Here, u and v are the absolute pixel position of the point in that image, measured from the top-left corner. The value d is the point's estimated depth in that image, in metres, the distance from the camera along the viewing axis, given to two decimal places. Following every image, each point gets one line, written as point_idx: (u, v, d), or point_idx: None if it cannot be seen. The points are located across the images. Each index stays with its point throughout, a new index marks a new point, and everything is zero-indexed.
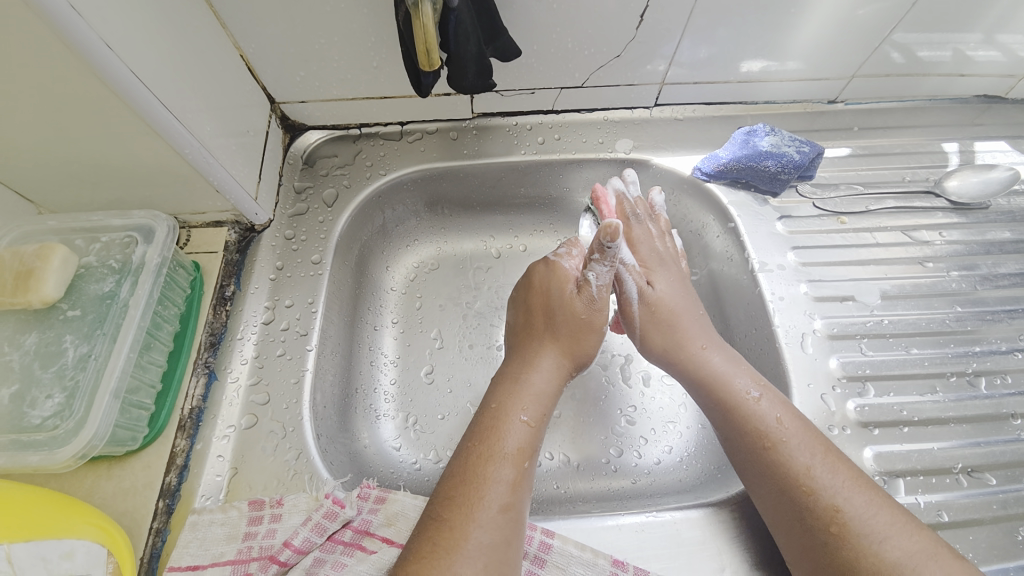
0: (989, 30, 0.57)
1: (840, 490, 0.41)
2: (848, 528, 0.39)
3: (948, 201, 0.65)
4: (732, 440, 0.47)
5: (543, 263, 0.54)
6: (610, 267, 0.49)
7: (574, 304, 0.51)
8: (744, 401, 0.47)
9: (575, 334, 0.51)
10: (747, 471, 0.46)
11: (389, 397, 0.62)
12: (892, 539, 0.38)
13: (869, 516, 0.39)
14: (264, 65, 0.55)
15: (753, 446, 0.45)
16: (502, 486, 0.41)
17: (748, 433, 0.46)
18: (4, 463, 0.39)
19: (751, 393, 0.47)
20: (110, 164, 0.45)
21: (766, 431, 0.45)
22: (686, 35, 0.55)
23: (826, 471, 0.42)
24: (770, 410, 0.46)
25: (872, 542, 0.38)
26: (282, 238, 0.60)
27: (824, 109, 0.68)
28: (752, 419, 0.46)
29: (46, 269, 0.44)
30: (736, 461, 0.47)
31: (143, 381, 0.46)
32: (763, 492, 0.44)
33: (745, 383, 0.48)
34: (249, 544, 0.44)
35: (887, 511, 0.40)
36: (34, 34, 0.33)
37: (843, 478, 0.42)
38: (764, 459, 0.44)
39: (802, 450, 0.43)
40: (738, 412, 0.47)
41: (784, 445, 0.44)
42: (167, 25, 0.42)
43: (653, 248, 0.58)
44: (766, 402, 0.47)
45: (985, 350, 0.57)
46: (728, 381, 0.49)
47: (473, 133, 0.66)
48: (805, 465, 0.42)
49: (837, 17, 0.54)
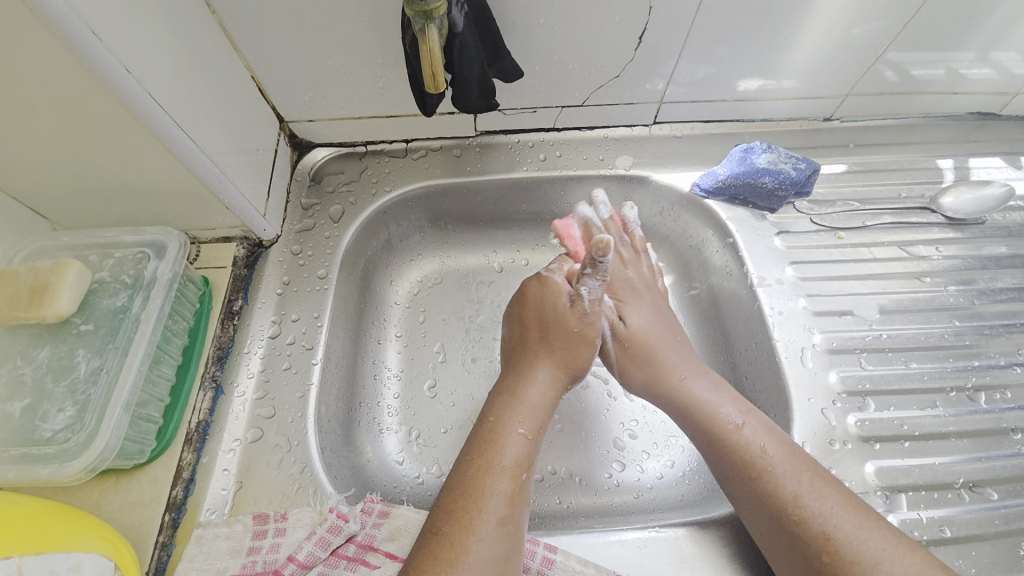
0: (982, 49, 0.58)
1: (829, 517, 0.41)
2: (840, 555, 0.40)
3: (945, 216, 0.66)
4: (721, 471, 0.48)
5: (536, 279, 0.56)
6: (602, 280, 0.49)
7: (567, 318, 0.51)
8: (727, 431, 0.48)
9: (569, 346, 0.52)
10: (738, 500, 0.46)
11: (392, 411, 0.62)
12: (885, 564, 0.38)
13: (861, 541, 0.40)
14: (274, 85, 0.56)
15: (742, 476, 0.46)
16: (499, 498, 0.41)
17: (734, 462, 0.46)
18: (16, 476, 0.39)
19: (734, 422, 0.48)
20: (124, 183, 0.46)
21: (752, 460, 0.45)
22: (684, 54, 0.57)
23: (814, 498, 0.42)
24: (754, 439, 0.46)
25: (866, 567, 0.38)
26: (289, 254, 0.61)
27: (821, 126, 0.69)
28: (738, 449, 0.46)
29: (60, 284, 0.45)
30: (728, 491, 0.47)
31: (152, 395, 0.47)
32: (755, 520, 0.45)
33: (727, 416, 0.48)
34: (253, 559, 0.44)
35: (878, 534, 0.40)
36: (55, 56, 0.34)
37: (832, 504, 0.42)
38: (752, 490, 0.45)
39: (789, 479, 0.44)
40: (723, 442, 0.47)
41: (770, 474, 0.44)
42: (182, 48, 0.44)
43: (626, 277, 0.58)
44: (749, 430, 0.47)
45: (984, 364, 0.58)
46: (712, 411, 0.49)
47: (477, 150, 0.68)
48: (792, 493, 0.43)
49: (832, 36, 0.55)
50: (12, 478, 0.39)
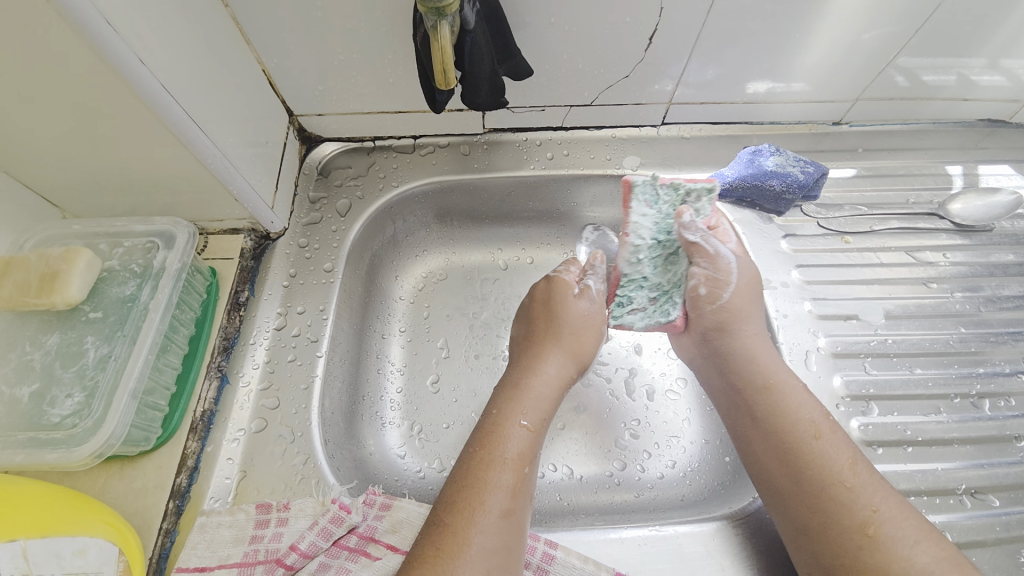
0: (993, 56, 0.58)
1: (875, 493, 0.42)
2: (883, 529, 0.40)
3: (952, 223, 0.65)
4: (765, 435, 0.47)
5: (543, 280, 0.56)
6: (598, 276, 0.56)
7: (576, 308, 0.54)
8: (795, 392, 0.48)
9: (578, 333, 0.53)
10: (780, 466, 0.45)
11: (395, 405, 0.62)
12: (922, 544, 0.40)
13: (900, 520, 0.41)
14: (284, 79, 0.57)
15: (801, 437, 0.45)
16: (503, 491, 0.42)
17: (795, 421, 0.46)
18: (23, 460, 0.40)
19: (801, 388, 0.49)
20: (136, 172, 0.47)
21: (815, 423, 0.46)
22: (693, 56, 0.57)
23: (865, 470, 0.44)
24: (816, 406, 0.47)
25: (903, 545, 0.40)
26: (296, 246, 0.61)
27: (830, 130, 0.69)
28: (798, 412, 0.47)
29: (70, 272, 0.45)
30: (766, 459, 0.46)
31: (159, 383, 0.47)
32: (794, 489, 0.44)
33: (793, 380, 0.49)
34: (255, 547, 0.44)
35: (915, 517, 0.41)
36: (73, 47, 0.35)
37: (878, 480, 0.43)
38: (812, 450, 0.45)
39: (842, 448, 0.45)
40: (784, 404, 0.47)
41: (829, 441, 0.45)
42: (196, 41, 0.44)
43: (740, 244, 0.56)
44: (812, 399, 0.48)
45: (989, 371, 0.57)
46: (780, 374, 0.49)
47: (484, 147, 0.68)
48: (850, 459, 0.44)
49: (842, 41, 0.55)
50: (19, 462, 0.40)
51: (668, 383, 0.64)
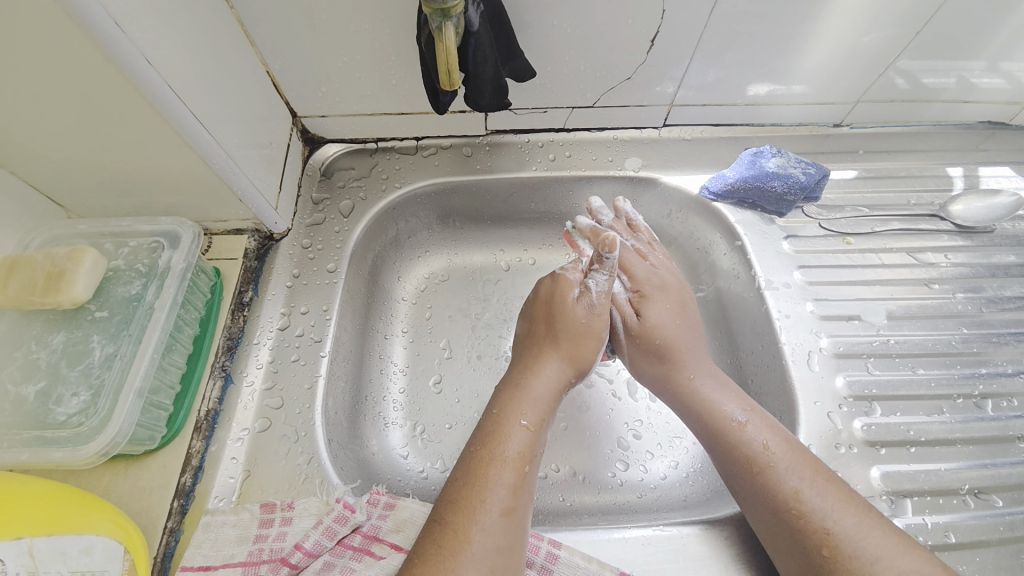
0: (992, 59, 0.58)
1: (830, 512, 0.42)
2: (839, 550, 0.40)
3: (954, 224, 0.66)
4: (720, 467, 0.49)
5: (550, 276, 0.56)
6: (610, 276, 0.52)
7: (574, 313, 0.52)
8: (730, 428, 0.48)
9: (576, 339, 0.51)
10: (739, 496, 0.47)
11: (397, 406, 0.62)
12: (884, 560, 0.39)
13: (861, 537, 0.40)
14: (288, 81, 0.57)
15: (744, 471, 0.46)
16: (503, 489, 0.42)
17: (737, 456, 0.47)
18: (29, 458, 0.40)
19: (738, 419, 0.49)
20: (139, 172, 0.47)
21: (751, 457, 0.46)
22: (695, 58, 0.57)
23: (815, 494, 0.43)
24: (756, 436, 0.47)
25: (865, 562, 0.39)
26: (299, 247, 0.61)
27: (830, 132, 0.69)
28: (737, 446, 0.47)
29: (77, 271, 0.45)
30: (731, 487, 0.48)
31: (164, 382, 0.47)
32: (754, 516, 0.45)
33: (726, 415, 0.49)
34: (259, 547, 0.44)
35: (879, 532, 0.41)
36: (79, 46, 0.35)
37: (833, 500, 0.42)
38: (754, 484, 0.45)
39: (790, 475, 0.44)
40: (726, 438, 0.48)
41: (772, 469, 0.45)
42: (201, 43, 0.44)
43: (650, 270, 0.59)
44: (752, 427, 0.48)
45: (991, 372, 0.58)
46: (716, 410, 0.50)
47: (487, 149, 0.68)
48: (794, 488, 0.43)
49: (843, 44, 0.56)
50: (24, 461, 0.40)
51: None
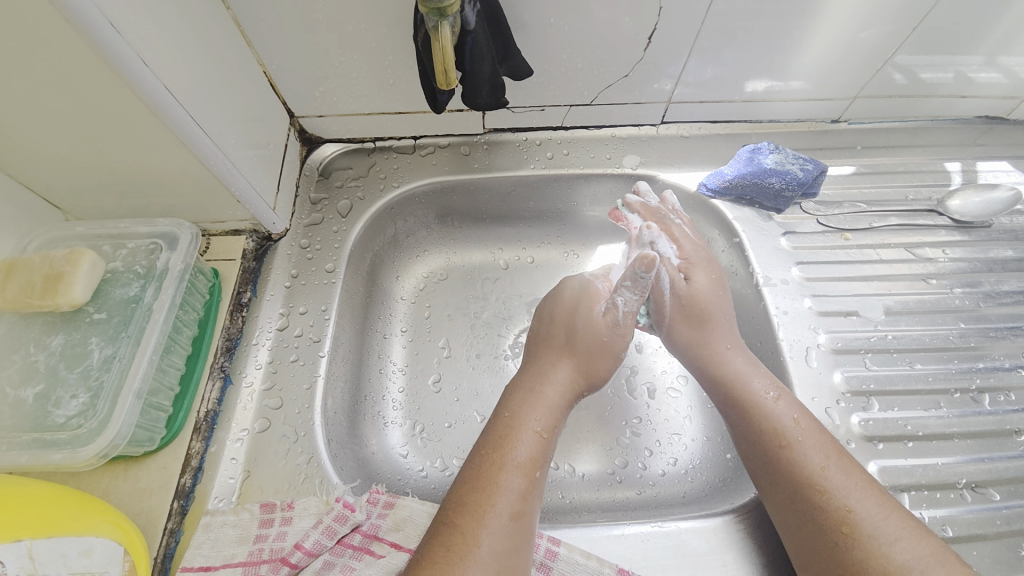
0: (990, 53, 0.58)
1: (852, 492, 0.42)
2: (859, 528, 0.40)
3: (951, 219, 0.66)
4: (744, 440, 0.49)
5: (576, 281, 0.57)
6: (639, 295, 0.50)
7: (597, 325, 0.52)
8: (761, 400, 0.49)
9: (593, 353, 0.52)
10: (760, 471, 0.47)
11: (397, 405, 0.63)
12: (902, 541, 0.39)
13: (880, 518, 0.41)
14: (285, 81, 0.57)
15: (769, 445, 0.47)
16: (512, 494, 0.42)
17: (764, 430, 0.47)
18: (28, 461, 0.40)
19: (769, 394, 0.49)
20: (137, 174, 0.47)
21: (781, 430, 0.47)
22: (692, 55, 0.57)
23: (838, 472, 0.43)
24: (786, 411, 0.48)
25: (882, 543, 0.40)
26: (298, 247, 0.61)
27: (828, 128, 0.69)
28: (768, 418, 0.47)
29: (74, 273, 0.45)
30: (749, 464, 0.48)
31: (163, 384, 0.47)
32: (773, 493, 0.45)
33: (759, 387, 0.50)
34: (259, 547, 0.44)
35: (898, 516, 0.41)
36: (76, 48, 0.35)
37: (857, 480, 0.43)
38: (778, 458, 0.46)
39: (816, 452, 0.45)
40: (755, 410, 0.48)
41: (798, 446, 0.45)
42: (197, 44, 0.44)
43: (694, 244, 0.60)
44: (782, 403, 0.48)
45: (988, 366, 0.58)
46: (747, 381, 0.50)
47: (485, 147, 0.68)
48: (820, 465, 0.44)
49: (840, 40, 0.56)
50: (24, 463, 0.40)
51: (669, 381, 0.65)
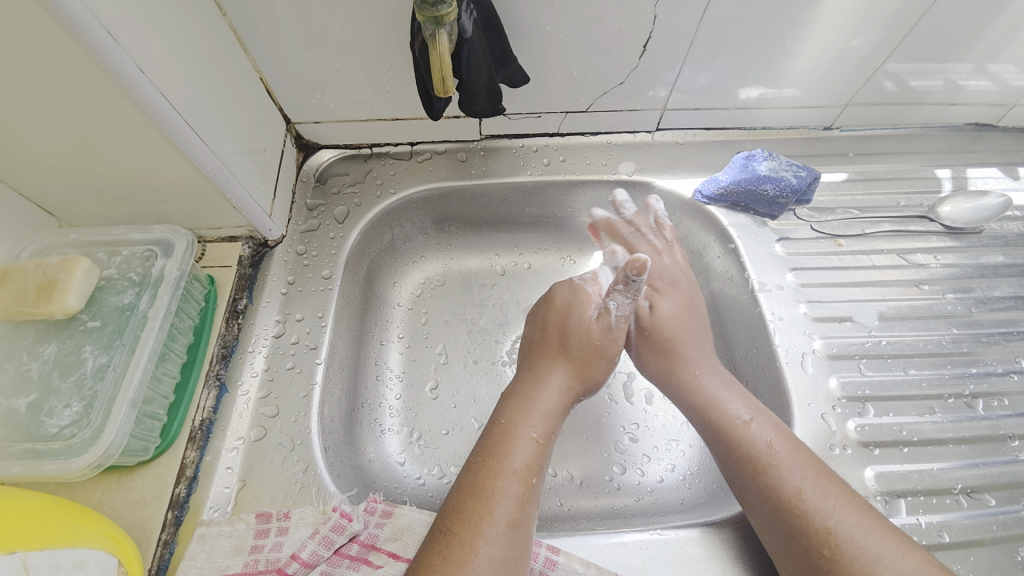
0: (979, 61, 0.59)
1: (831, 512, 0.42)
2: (840, 549, 0.40)
3: (942, 224, 0.67)
4: (723, 463, 0.49)
5: (567, 284, 0.56)
6: (632, 299, 0.50)
7: (591, 329, 0.51)
8: (735, 426, 0.49)
9: (587, 358, 0.51)
10: (741, 493, 0.47)
11: (393, 412, 0.62)
12: (883, 560, 0.39)
13: (861, 536, 0.41)
14: (282, 87, 0.57)
15: (747, 470, 0.47)
16: (510, 501, 0.42)
17: (741, 455, 0.47)
18: (20, 471, 0.39)
19: (742, 417, 0.49)
20: (133, 180, 0.47)
21: (757, 455, 0.46)
22: (687, 63, 0.57)
23: (816, 493, 0.43)
24: (760, 434, 0.47)
25: (864, 563, 0.39)
26: (294, 254, 0.61)
27: (821, 135, 0.70)
28: (743, 443, 0.48)
29: (68, 281, 0.45)
30: (731, 484, 0.48)
31: (158, 392, 0.47)
32: (756, 515, 0.46)
33: (734, 411, 0.50)
34: (256, 558, 0.44)
35: (878, 532, 0.41)
36: (71, 55, 0.35)
37: (834, 501, 0.43)
38: (756, 483, 0.46)
39: (793, 473, 0.45)
40: (731, 435, 0.48)
41: (775, 469, 0.45)
42: (194, 50, 0.44)
43: (663, 267, 0.61)
44: (756, 426, 0.48)
45: (981, 371, 0.58)
46: (721, 406, 0.50)
47: (481, 154, 0.68)
48: (797, 487, 0.44)
49: (832, 48, 0.56)
50: (15, 474, 0.39)
51: None
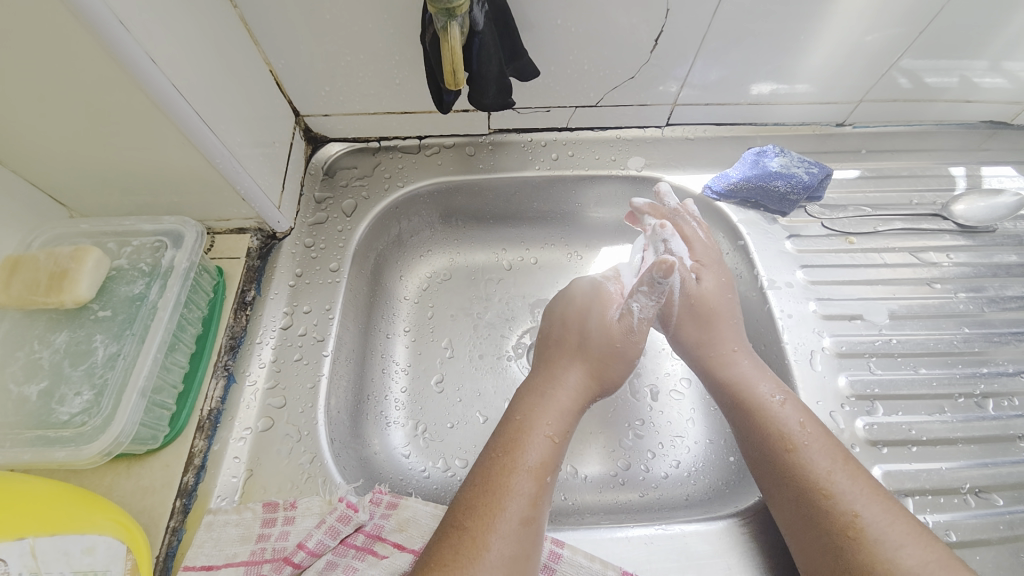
0: (996, 58, 0.58)
1: (857, 497, 0.42)
2: (864, 533, 0.40)
3: (956, 223, 0.66)
4: (750, 444, 0.49)
5: (588, 284, 0.57)
6: (655, 300, 0.49)
7: (611, 330, 0.51)
8: (767, 403, 0.49)
9: (606, 359, 0.51)
10: (766, 474, 0.47)
11: (399, 405, 0.62)
12: (908, 547, 0.39)
13: (887, 524, 0.40)
14: (291, 80, 0.57)
15: (775, 449, 0.46)
16: (523, 499, 0.42)
17: (769, 434, 0.47)
18: (32, 458, 0.40)
19: (775, 397, 0.49)
20: (144, 171, 0.47)
21: (787, 434, 0.46)
22: (698, 57, 0.57)
23: (844, 477, 0.43)
24: (791, 415, 0.47)
25: (888, 548, 0.39)
26: (302, 246, 0.61)
27: (833, 131, 0.69)
28: (773, 421, 0.47)
29: (79, 270, 0.45)
30: (756, 467, 0.48)
31: (167, 382, 0.47)
32: (779, 497, 0.45)
33: (768, 388, 0.50)
34: (262, 546, 0.44)
35: (902, 521, 0.41)
36: (84, 45, 0.35)
37: (861, 487, 0.43)
38: (783, 462, 0.46)
39: (822, 455, 0.45)
40: (760, 414, 0.48)
41: (804, 450, 0.45)
42: (204, 42, 0.44)
43: (707, 246, 0.59)
44: (788, 406, 0.48)
45: (992, 371, 0.58)
46: (753, 384, 0.51)
47: (489, 148, 0.68)
48: (826, 469, 0.44)
49: (847, 42, 0.56)
50: (27, 460, 0.40)
51: (672, 383, 0.65)
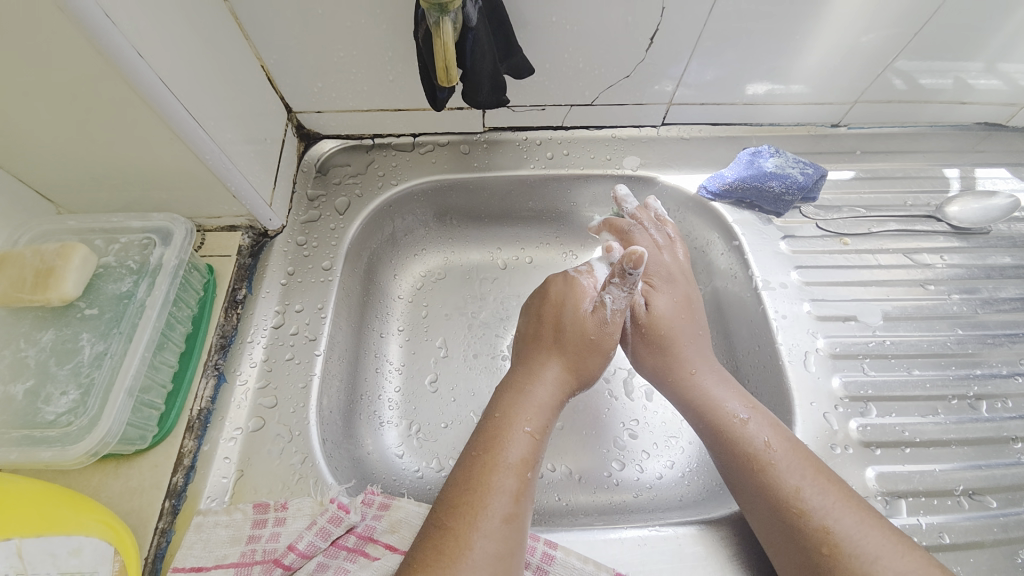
0: (990, 60, 0.58)
1: (830, 511, 0.42)
2: (839, 548, 0.40)
3: (950, 225, 0.66)
4: (722, 463, 0.49)
5: (562, 277, 0.56)
6: (627, 291, 0.47)
7: (586, 322, 0.51)
8: (732, 424, 0.48)
9: (582, 351, 0.51)
10: (739, 493, 0.47)
11: (392, 404, 0.62)
12: (883, 559, 0.39)
13: (860, 537, 0.40)
14: (283, 76, 0.56)
15: (745, 469, 0.46)
16: (505, 495, 0.41)
17: (738, 454, 0.47)
18: (18, 458, 0.39)
19: (739, 416, 0.49)
20: (132, 167, 0.46)
21: (755, 453, 0.46)
22: (694, 57, 0.57)
23: (815, 493, 0.43)
24: (757, 433, 0.47)
25: (864, 562, 0.39)
26: (295, 244, 0.61)
27: (828, 132, 0.69)
28: (741, 441, 0.47)
29: (66, 267, 0.45)
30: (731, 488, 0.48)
31: (155, 381, 0.47)
32: (755, 514, 0.45)
33: (733, 408, 0.49)
34: (252, 547, 0.44)
35: (877, 531, 0.40)
36: (70, 38, 0.34)
37: (834, 500, 0.42)
38: (754, 482, 0.45)
39: (791, 472, 0.44)
40: (727, 435, 0.48)
41: (773, 468, 0.45)
42: (194, 36, 0.44)
43: (661, 263, 0.59)
44: (753, 424, 0.48)
45: (986, 373, 0.58)
46: (717, 404, 0.50)
47: (484, 146, 0.68)
48: (794, 486, 0.43)
49: (843, 43, 0.55)
50: (14, 460, 0.39)
51: None
